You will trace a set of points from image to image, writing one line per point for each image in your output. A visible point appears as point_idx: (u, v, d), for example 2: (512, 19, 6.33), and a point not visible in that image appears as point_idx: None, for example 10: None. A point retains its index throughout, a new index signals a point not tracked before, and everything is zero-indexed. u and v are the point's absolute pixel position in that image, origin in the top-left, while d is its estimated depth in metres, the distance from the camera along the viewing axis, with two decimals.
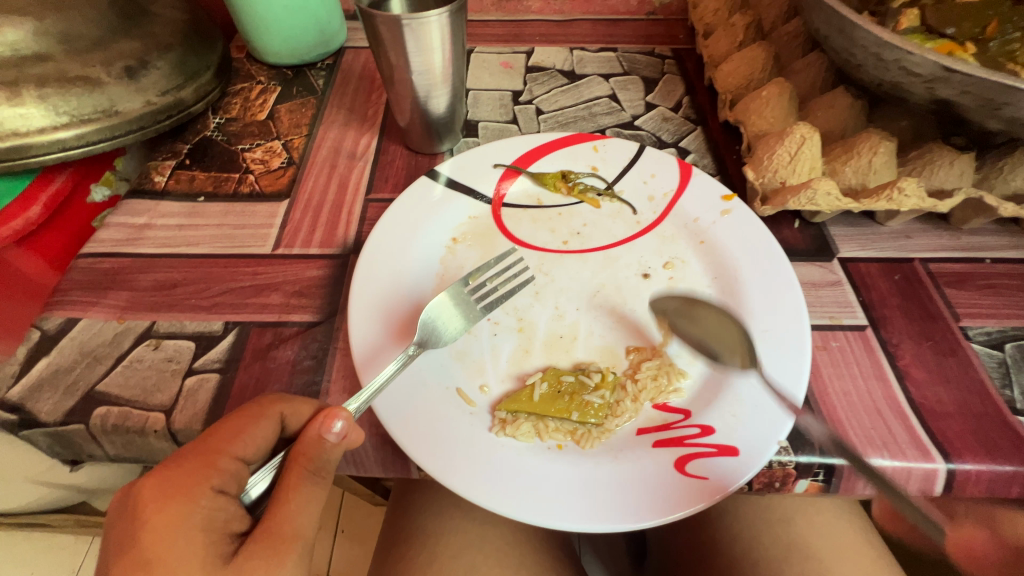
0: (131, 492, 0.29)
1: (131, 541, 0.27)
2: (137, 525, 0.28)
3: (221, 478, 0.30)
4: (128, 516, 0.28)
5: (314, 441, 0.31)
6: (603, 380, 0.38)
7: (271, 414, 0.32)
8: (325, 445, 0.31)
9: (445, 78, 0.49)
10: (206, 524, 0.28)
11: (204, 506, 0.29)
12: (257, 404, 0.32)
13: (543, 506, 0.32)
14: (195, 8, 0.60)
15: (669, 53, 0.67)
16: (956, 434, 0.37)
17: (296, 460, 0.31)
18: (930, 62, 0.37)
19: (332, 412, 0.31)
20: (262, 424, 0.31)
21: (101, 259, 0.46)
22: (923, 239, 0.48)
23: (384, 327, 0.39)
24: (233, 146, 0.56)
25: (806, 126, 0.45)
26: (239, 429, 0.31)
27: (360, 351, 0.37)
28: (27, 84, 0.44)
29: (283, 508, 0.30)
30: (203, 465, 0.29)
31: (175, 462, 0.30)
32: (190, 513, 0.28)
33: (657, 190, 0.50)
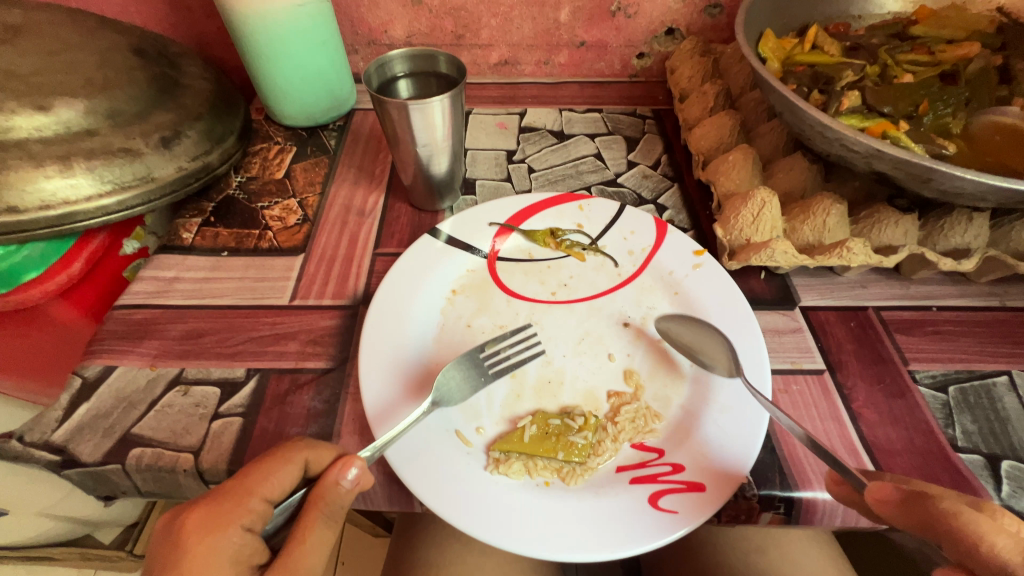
0: (176, 521, 0.34)
1: (173, 565, 0.32)
2: (178, 554, 0.32)
3: (250, 518, 0.34)
4: (171, 543, 0.33)
5: (334, 486, 0.35)
6: (586, 422, 0.43)
7: (295, 460, 0.35)
8: (343, 489, 0.35)
9: (446, 148, 0.55)
10: (233, 555, 0.33)
11: (234, 543, 0.33)
12: (274, 450, 0.36)
13: (532, 539, 0.36)
14: (222, 79, 0.66)
15: (650, 113, 0.74)
16: (902, 470, 0.41)
17: (315, 502, 0.35)
18: (863, 143, 0.43)
19: (348, 459, 0.36)
20: (284, 470, 0.35)
21: (134, 311, 0.51)
22: (877, 289, 0.53)
23: (396, 386, 0.43)
24: (253, 205, 0.61)
25: (765, 190, 0.51)
26: (265, 472, 0.34)
27: (373, 406, 0.41)
28: (78, 158, 0.50)
29: (297, 547, 0.34)
30: (232, 503, 0.33)
31: (210, 496, 0.34)
32: (223, 545, 0.33)
33: (635, 245, 0.55)
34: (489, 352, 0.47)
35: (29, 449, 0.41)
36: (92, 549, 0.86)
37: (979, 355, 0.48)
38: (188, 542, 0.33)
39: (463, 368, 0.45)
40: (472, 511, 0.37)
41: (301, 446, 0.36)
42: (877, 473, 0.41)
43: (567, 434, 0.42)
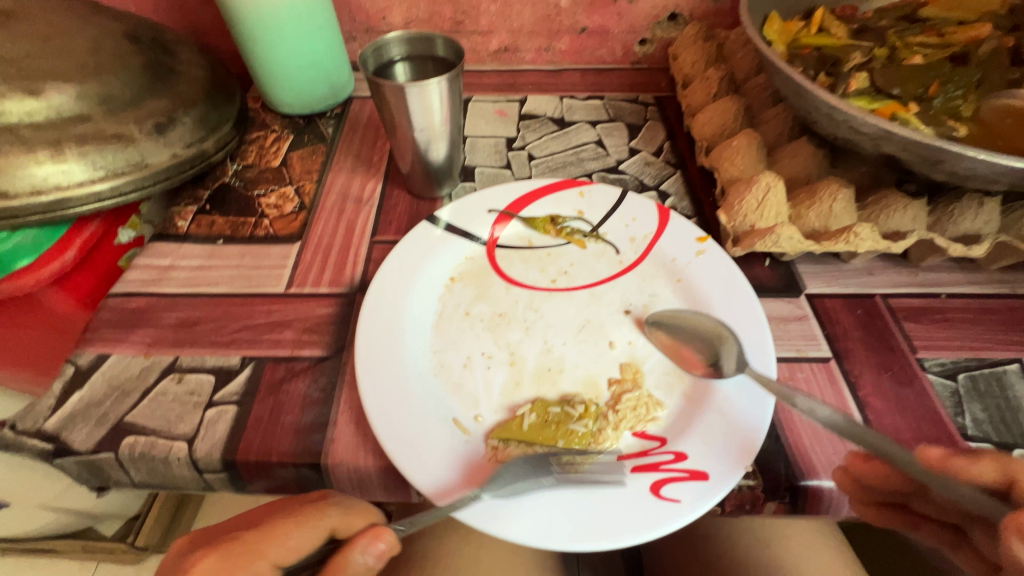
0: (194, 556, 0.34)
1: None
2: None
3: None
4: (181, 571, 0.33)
5: (353, 560, 0.34)
6: (586, 410, 0.42)
7: (314, 527, 0.34)
8: (361, 564, 0.34)
9: (444, 133, 0.54)
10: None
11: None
12: (302, 509, 0.35)
13: (531, 526, 0.35)
14: (217, 65, 0.65)
15: (652, 100, 0.73)
16: None
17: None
18: (872, 124, 0.42)
19: (376, 532, 0.34)
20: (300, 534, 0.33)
21: (128, 299, 0.50)
22: (884, 276, 0.52)
23: (451, 459, 0.39)
24: (249, 192, 0.61)
25: (771, 174, 0.50)
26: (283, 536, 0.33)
27: (429, 485, 0.37)
28: (70, 143, 0.49)
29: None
30: (242, 560, 0.33)
31: (226, 546, 0.34)
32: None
33: (637, 232, 0.54)
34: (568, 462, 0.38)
35: (22, 438, 0.41)
36: (94, 541, 0.85)
37: (990, 343, 0.47)
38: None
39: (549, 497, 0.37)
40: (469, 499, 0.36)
41: (328, 512, 0.35)
42: None
43: (567, 422, 0.41)
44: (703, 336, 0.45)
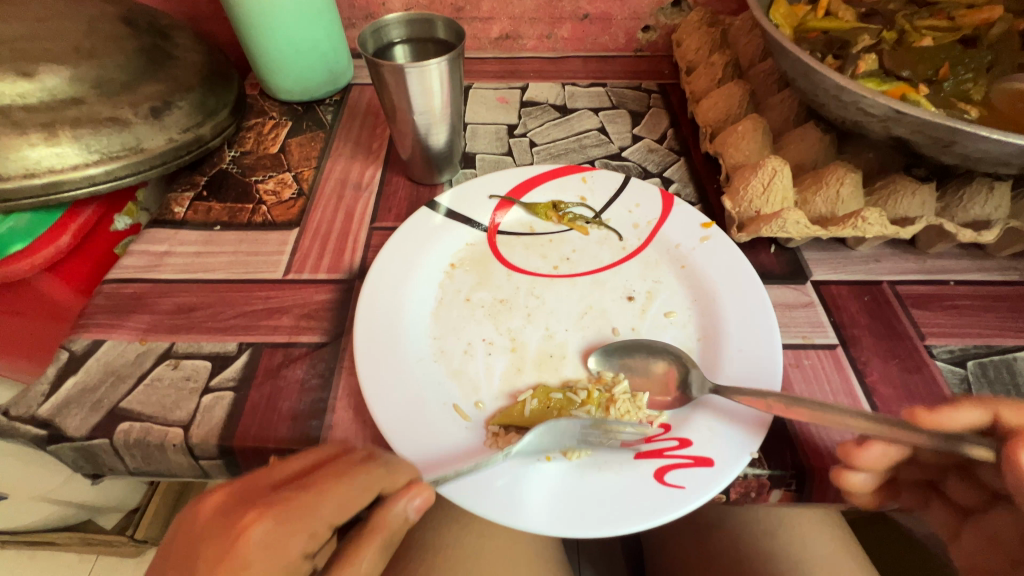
0: (238, 514, 0.31)
1: (228, 562, 0.29)
2: (237, 565, 0.29)
3: (311, 544, 0.31)
4: (226, 532, 0.30)
5: (395, 514, 0.32)
6: (589, 397, 0.41)
7: (365, 483, 0.32)
8: (403, 518, 0.33)
9: (444, 117, 0.53)
10: (287, 566, 0.30)
11: (297, 544, 0.30)
12: (347, 465, 0.33)
13: (531, 512, 0.34)
14: (214, 51, 0.64)
15: (655, 87, 0.72)
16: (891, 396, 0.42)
17: (374, 530, 0.32)
18: (882, 104, 0.41)
19: (413, 489, 0.33)
20: (353, 491, 0.32)
21: (124, 285, 0.50)
22: (891, 263, 0.51)
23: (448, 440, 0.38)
24: (247, 179, 0.60)
25: (777, 159, 0.49)
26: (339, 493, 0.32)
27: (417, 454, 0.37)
28: (63, 126, 0.49)
29: (348, 570, 0.31)
30: (300, 518, 0.31)
31: (282, 504, 0.31)
32: (289, 550, 0.30)
33: (641, 218, 0.53)
34: (597, 430, 0.38)
35: (14, 424, 0.40)
36: (93, 533, 0.85)
37: (1000, 330, 0.46)
38: (245, 543, 0.29)
39: (567, 495, 0.35)
40: (472, 489, 0.35)
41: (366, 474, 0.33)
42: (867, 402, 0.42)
43: (569, 408, 0.41)
44: (658, 354, 0.43)
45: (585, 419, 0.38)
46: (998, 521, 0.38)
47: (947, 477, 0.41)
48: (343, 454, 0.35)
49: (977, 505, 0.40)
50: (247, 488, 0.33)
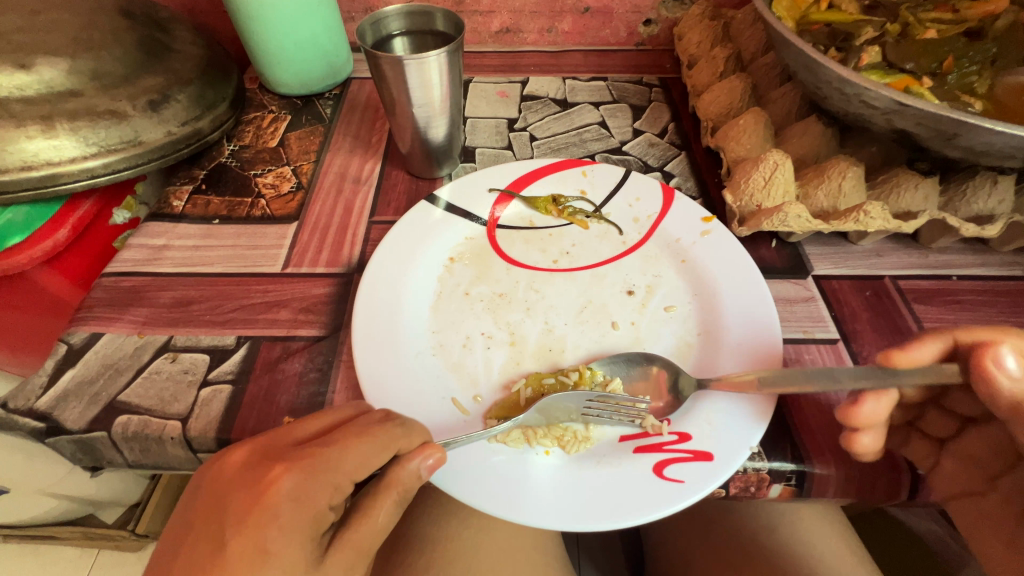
0: (263, 468, 0.31)
1: (256, 513, 0.29)
2: (265, 516, 0.29)
3: (335, 497, 0.31)
4: (252, 486, 0.30)
5: (411, 472, 0.32)
6: (580, 378, 0.42)
7: (385, 441, 0.32)
8: (419, 477, 0.33)
9: (443, 110, 0.52)
10: (313, 520, 0.30)
11: (322, 497, 0.30)
12: (366, 425, 0.33)
13: (529, 505, 0.34)
14: (213, 44, 0.64)
15: (657, 81, 0.72)
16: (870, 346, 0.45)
17: (392, 487, 0.32)
18: (885, 97, 0.40)
19: (428, 449, 0.33)
20: (374, 448, 0.32)
21: (123, 278, 0.49)
22: (893, 257, 0.51)
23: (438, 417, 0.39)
24: (246, 172, 0.60)
25: (779, 152, 0.49)
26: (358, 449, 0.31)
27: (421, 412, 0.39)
28: (61, 118, 0.48)
29: (367, 524, 0.32)
30: (323, 474, 0.30)
31: (306, 460, 0.31)
32: (314, 503, 0.30)
33: (642, 212, 0.53)
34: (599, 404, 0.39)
35: (13, 416, 0.40)
36: (95, 528, 0.85)
37: (1003, 325, 0.46)
38: (272, 496, 0.29)
39: (565, 487, 0.35)
40: (474, 484, 0.35)
41: (389, 431, 0.32)
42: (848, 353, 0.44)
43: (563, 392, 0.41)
44: (638, 363, 0.43)
45: (589, 393, 0.39)
46: (975, 441, 0.38)
47: (923, 411, 0.40)
48: (363, 414, 0.34)
49: (951, 433, 0.39)
50: (268, 445, 0.32)
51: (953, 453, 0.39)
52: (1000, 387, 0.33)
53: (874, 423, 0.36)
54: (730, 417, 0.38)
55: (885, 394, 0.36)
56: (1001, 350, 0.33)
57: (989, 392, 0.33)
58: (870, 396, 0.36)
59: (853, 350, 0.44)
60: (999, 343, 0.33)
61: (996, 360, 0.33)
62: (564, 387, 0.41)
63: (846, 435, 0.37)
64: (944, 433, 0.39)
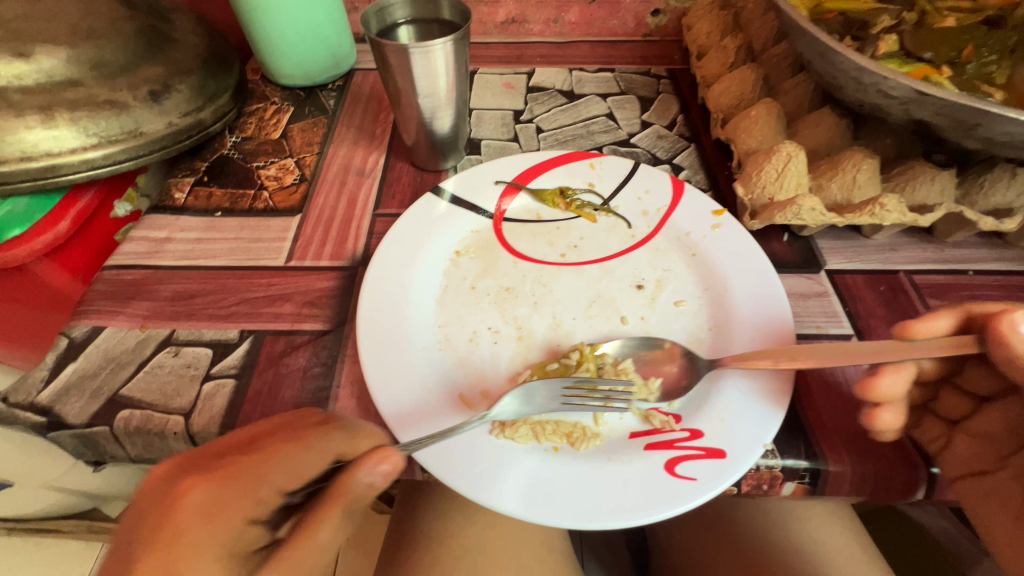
0: (178, 480, 0.30)
1: (167, 528, 0.28)
2: (175, 532, 0.28)
3: (257, 510, 0.30)
4: (165, 499, 0.29)
5: (359, 480, 0.31)
6: (582, 356, 0.42)
7: (320, 448, 0.31)
8: (366, 485, 0.31)
9: (448, 101, 0.51)
10: (229, 535, 0.29)
11: (241, 510, 0.29)
12: (297, 431, 0.32)
13: (538, 502, 0.33)
14: (214, 34, 0.63)
15: (665, 73, 0.70)
16: (875, 322, 0.45)
17: (337, 496, 0.31)
18: (904, 86, 0.39)
19: (379, 454, 0.32)
20: (305, 455, 0.31)
21: (125, 271, 0.49)
22: (908, 252, 0.50)
23: (428, 414, 0.38)
24: (249, 164, 0.59)
25: (792, 144, 0.48)
26: (284, 457, 0.31)
27: (389, 411, 0.37)
28: (61, 108, 0.48)
29: (305, 543, 0.30)
30: (246, 483, 0.30)
31: (225, 471, 0.30)
32: (232, 516, 0.29)
33: (650, 205, 0.52)
34: (579, 391, 0.39)
35: (14, 410, 0.39)
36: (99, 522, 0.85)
37: None
38: (185, 510, 0.29)
39: (573, 483, 0.34)
40: (482, 480, 0.34)
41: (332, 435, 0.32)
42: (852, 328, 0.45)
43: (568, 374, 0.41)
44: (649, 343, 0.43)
45: (566, 380, 0.39)
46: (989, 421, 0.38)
47: (938, 391, 0.40)
48: (302, 417, 0.34)
49: (965, 413, 0.39)
50: (191, 456, 0.32)
51: (965, 432, 0.38)
52: (1016, 351, 0.32)
53: (896, 398, 0.36)
54: (742, 412, 0.37)
55: (903, 366, 0.36)
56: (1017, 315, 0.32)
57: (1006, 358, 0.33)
58: (888, 371, 0.36)
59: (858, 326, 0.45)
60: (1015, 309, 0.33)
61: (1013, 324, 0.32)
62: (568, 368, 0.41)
63: (869, 412, 0.37)
64: (957, 413, 0.39)
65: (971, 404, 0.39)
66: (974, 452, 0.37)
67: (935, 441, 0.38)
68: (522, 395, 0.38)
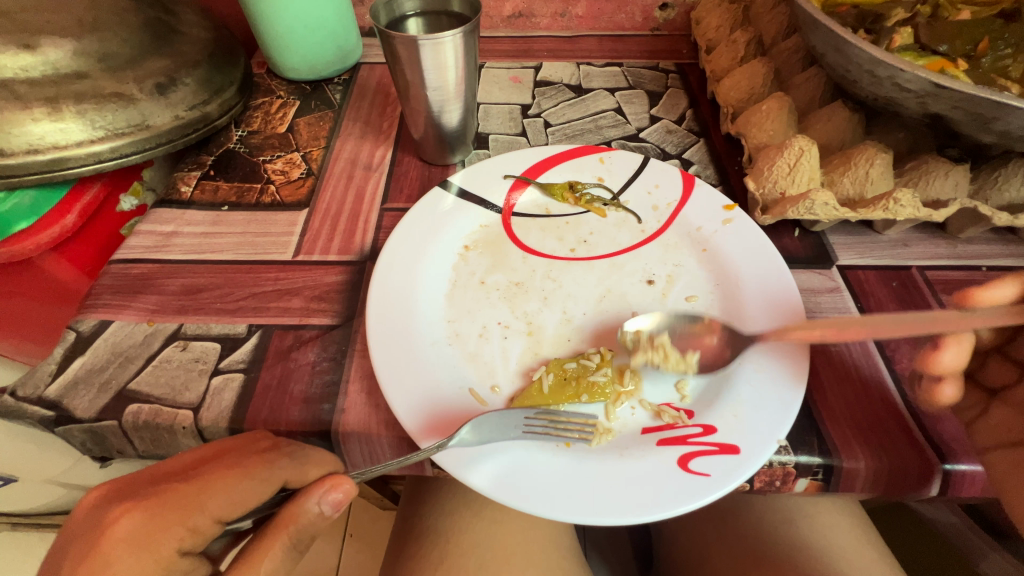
0: (109, 509, 0.31)
1: (94, 556, 0.29)
2: (102, 560, 0.29)
3: (190, 540, 0.31)
4: (97, 527, 0.30)
5: (308, 508, 0.33)
6: (603, 361, 0.41)
7: (263, 477, 0.32)
8: (316, 513, 0.33)
9: (457, 94, 0.51)
10: (159, 564, 0.30)
11: (171, 541, 0.30)
12: (244, 456, 0.33)
13: (550, 496, 0.33)
14: (221, 27, 0.63)
15: (673, 67, 0.70)
16: (878, 296, 0.46)
17: (283, 524, 0.33)
18: (920, 78, 0.39)
19: (331, 482, 0.33)
20: (248, 485, 0.32)
21: (131, 265, 0.48)
22: (920, 247, 0.50)
23: (438, 415, 0.37)
24: (255, 158, 0.58)
25: (804, 138, 0.47)
26: (220, 487, 0.31)
27: (401, 409, 0.36)
28: (67, 101, 0.47)
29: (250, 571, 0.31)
30: (180, 512, 0.31)
31: (156, 498, 0.31)
32: (161, 545, 0.30)
33: (661, 200, 0.52)
34: (541, 421, 0.37)
35: (22, 404, 0.39)
36: None
37: None
38: (110, 538, 0.30)
39: (584, 477, 0.34)
40: (496, 476, 0.34)
41: (279, 465, 0.32)
42: (851, 298, 0.46)
43: (586, 376, 0.40)
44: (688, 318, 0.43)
45: (528, 410, 0.37)
46: None
47: (984, 360, 0.42)
48: (252, 442, 0.34)
49: (1007, 384, 0.40)
50: (130, 483, 0.33)
51: (1007, 400, 0.39)
52: None
53: (953, 369, 0.37)
54: (755, 408, 0.37)
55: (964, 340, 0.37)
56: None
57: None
58: (948, 343, 0.37)
59: (859, 298, 0.46)
60: None
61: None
62: (586, 369, 0.41)
63: (929, 387, 0.38)
64: (998, 383, 0.40)
65: (1016, 373, 0.40)
66: (1013, 420, 0.37)
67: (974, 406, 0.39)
68: (480, 423, 0.36)
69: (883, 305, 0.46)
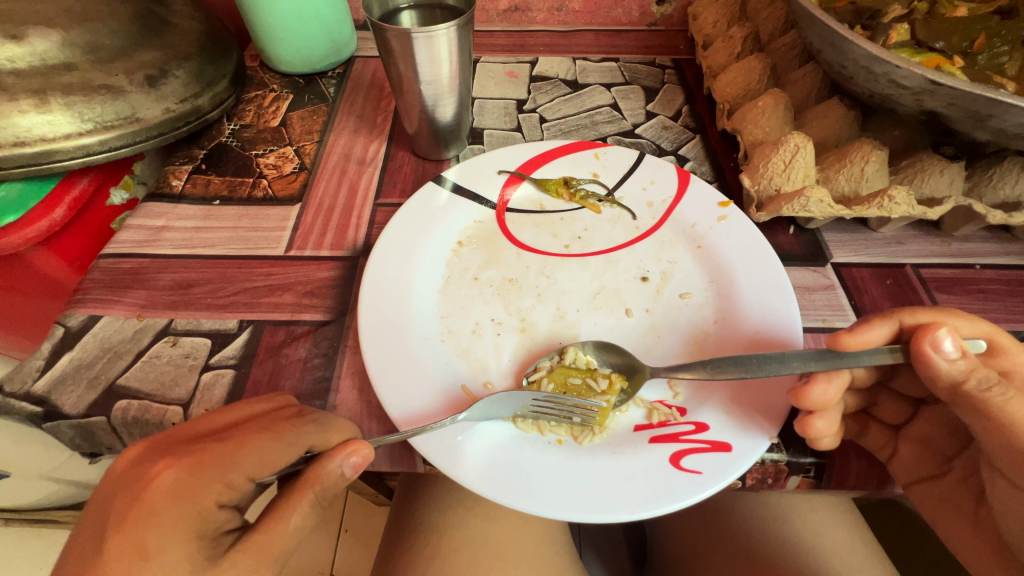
0: (148, 464, 0.30)
1: (137, 509, 0.28)
2: (146, 513, 0.28)
3: (227, 495, 0.30)
4: (135, 482, 0.29)
5: (330, 471, 0.32)
6: (610, 389, 0.39)
7: (294, 441, 0.31)
8: (338, 475, 0.33)
9: (451, 88, 0.50)
10: (199, 517, 0.29)
11: (211, 494, 0.30)
12: (275, 420, 0.32)
13: (541, 495, 0.33)
14: (212, 19, 0.62)
15: (670, 63, 0.70)
16: (861, 274, 0.48)
17: (308, 484, 0.32)
18: (916, 75, 0.38)
19: (351, 446, 0.33)
20: (281, 447, 0.31)
21: (121, 259, 0.48)
22: (914, 245, 0.50)
23: (432, 409, 0.37)
24: (247, 152, 0.58)
25: (800, 135, 0.47)
26: (255, 445, 0.31)
27: (394, 405, 0.36)
28: (55, 93, 0.47)
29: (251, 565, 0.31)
30: (217, 468, 0.30)
31: (193, 455, 0.30)
32: (201, 498, 0.29)
33: (656, 197, 0.51)
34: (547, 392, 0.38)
35: (9, 400, 0.38)
36: None
37: None
38: (154, 491, 0.29)
39: (574, 475, 0.34)
40: (487, 475, 0.33)
41: (304, 429, 0.32)
42: (835, 276, 0.47)
43: (588, 395, 0.39)
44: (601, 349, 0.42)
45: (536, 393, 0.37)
46: (926, 425, 0.38)
47: (876, 397, 0.40)
48: (279, 409, 0.34)
49: (904, 418, 0.40)
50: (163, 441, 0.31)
51: (908, 437, 0.38)
52: (937, 368, 0.32)
53: (828, 404, 0.35)
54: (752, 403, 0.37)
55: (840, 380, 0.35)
56: (939, 333, 0.32)
57: (930, 374, 0.32)
58: (821, 412, 0.35)
59: (840, 271, 0.48)
60: (937, 325, 0.32)
61: (934, 343, 0.31)
62: (590, 390, 0.39)
63: (801, 419, 0.35)
64: (896, 419, 0.40)
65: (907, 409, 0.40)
66: (921, 459, 0.38)
67: (883, 450, 0.38)
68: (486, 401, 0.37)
69: (864, 282, 0.47)
